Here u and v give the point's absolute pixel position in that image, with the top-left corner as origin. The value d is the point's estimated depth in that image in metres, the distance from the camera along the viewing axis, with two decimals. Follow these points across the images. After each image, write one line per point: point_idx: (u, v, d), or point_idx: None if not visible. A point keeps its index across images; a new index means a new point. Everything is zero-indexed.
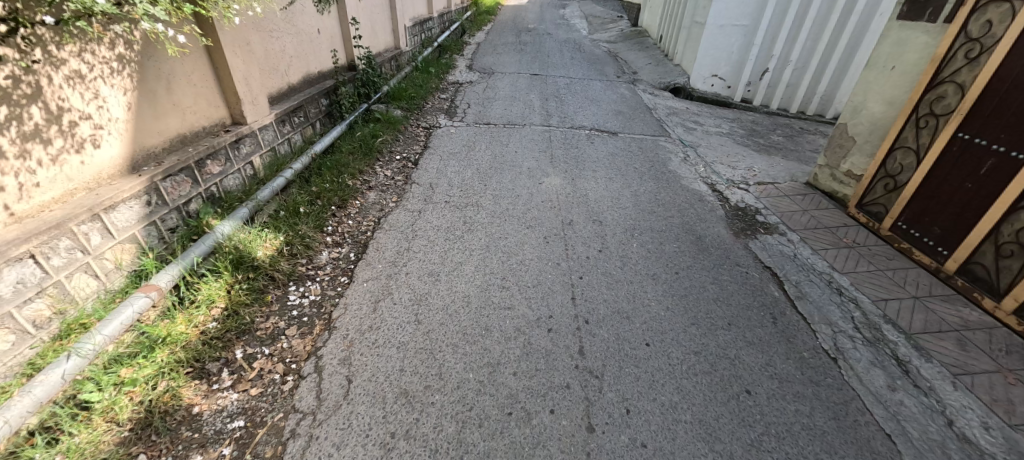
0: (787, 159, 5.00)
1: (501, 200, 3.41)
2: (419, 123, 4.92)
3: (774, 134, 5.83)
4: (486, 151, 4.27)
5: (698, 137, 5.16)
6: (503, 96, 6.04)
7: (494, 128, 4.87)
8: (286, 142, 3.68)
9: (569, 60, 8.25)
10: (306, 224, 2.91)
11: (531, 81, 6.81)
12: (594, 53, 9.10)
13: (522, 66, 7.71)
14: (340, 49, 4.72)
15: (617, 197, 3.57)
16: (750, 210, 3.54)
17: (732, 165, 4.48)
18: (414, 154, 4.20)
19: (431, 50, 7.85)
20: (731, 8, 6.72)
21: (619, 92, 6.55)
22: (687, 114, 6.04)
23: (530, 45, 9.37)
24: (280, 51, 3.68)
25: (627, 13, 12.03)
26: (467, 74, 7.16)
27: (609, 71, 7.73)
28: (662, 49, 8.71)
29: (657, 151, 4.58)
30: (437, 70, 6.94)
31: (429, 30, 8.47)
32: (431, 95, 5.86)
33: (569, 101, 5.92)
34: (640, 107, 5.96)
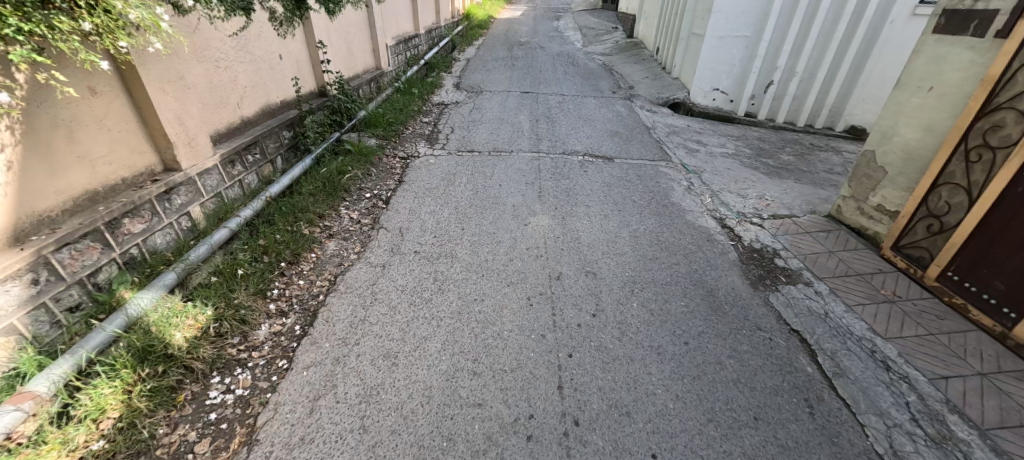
0: (802, 182, 4.54)
1: (480, 248, 2.96)
2: (396, 152, 4.49)
3: (784, 152, 5.39)
4: (466, 185, 3.83)
5: (703, 160, 4.71)
6: (490, 117, 5.61)
7: (477, 156, 4.44)
8: (236, 185, 3.24)
9: (562, 75, 7.86)
10: (244, 290, 2.45)
11: (521, 99, 6.41)
12: (588, 66, 8.72)
13: (512, 83, 7.31)
14: (306, 74, 4.32)
15: (613, 239, 3.12)
16: (767, 252, 3.08)
17: (742, 193, 4.03)
18: (386, 190, 3.76)
19: (416, 69, 7.47)
20: (731, 18, 6.21)
21: (615, 110, 6.14)
22: (689, 132, 5.61)
23: (521, 60, 8.98)
24: (228, 81, 3.26)
25: (622, 23, 11.66)
26: (454, 93, 6.76)
27: (605, 86, 7.32)
28: (659, 61, 8.31)
29: (658, 179, 4.13)
30: (421, 90, 6.54)
31: (415, 47, 8.11)
32: (412, 118, 5.44)
33: (561, 121, 5.50)
34: (638, 127, 5.54)
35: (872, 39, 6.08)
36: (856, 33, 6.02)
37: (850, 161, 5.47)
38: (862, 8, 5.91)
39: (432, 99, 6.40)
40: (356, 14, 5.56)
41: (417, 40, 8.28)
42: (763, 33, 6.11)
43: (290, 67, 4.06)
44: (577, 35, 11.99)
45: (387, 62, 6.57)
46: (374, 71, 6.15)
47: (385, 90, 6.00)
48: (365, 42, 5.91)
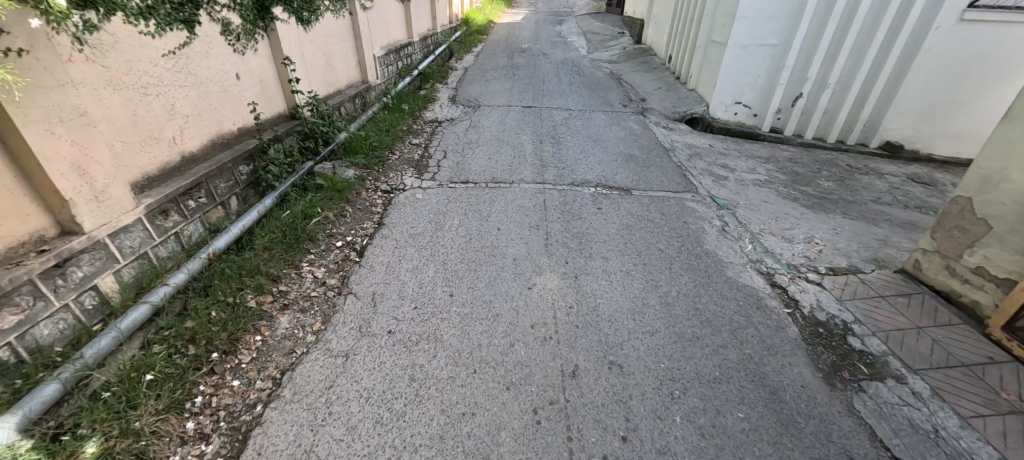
0: (851, 217, 3.89)
1: (471, 324, 2.34)
2: (377, 184, 3.86)
3: (821, 178, 4.75)
4: (458, 228, 3.21)
5: (734, 191, 4.06)
6: (487, 138, 4.99)
7: (472, 187, 3.82)
8: (171, 239, 2.62)
9: (567, 86, 7.23)
10: (152, 404, 1.82)
11: (523, 115, 5.78)
12: (595, 75, 8.09)
13: (513, 95, 6.68)
14: (272, 96, 3.70)
15: (641, 310, 2.47)
16: (836, 327, 2.43)
17: (787, 236, 3.38)
18: (362, 236, 3.14)
19: (408, 80, 6.84)
20: (756, 25, 5.54)
21: (628, 128, 5.50)
22: (712, 154, 4.96)
23: (523, 68, 8.35)
24: (162, 112, 2.65)
25: (629, 29, 11.02)
26: (448, 108, 6.14)
27: (614, 99, 6.68)
28: (672, 70, 7.68)
29: (685, 218, 3.49)
30: (412, 105, 5.92)
31: (408, 56, 7.49)
32: (400, 140, 4.82)
33: (568, 142, 4.88)
34: (655, 148, 4.90)
35: (914, 47, 5.45)
36: (897, 40, 5.39)
37: (896, 186, 4.83)
38: (904, 13, 5.29)
39: (425, 116, 5.78)
40: (337, 22, 4.94)
41: (410, 49, 7.66)
42: (793, 40, 5.44)
43: (249, 88, 3.44)
44: (581, 41, 11.36)
45: (374, 74, 5.94)
46: (359, 86, 5.53)
47: (371, 108, 5.39)
48: (349, 53, 5.29)
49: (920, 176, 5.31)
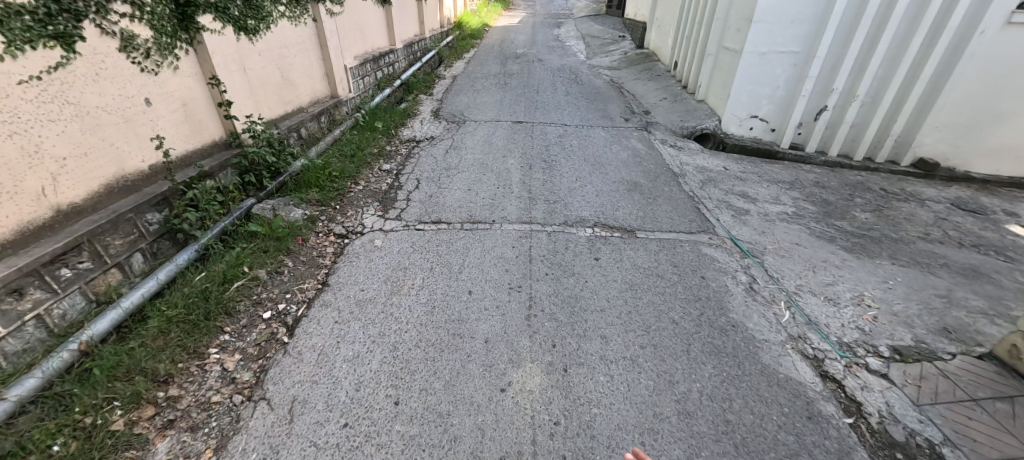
0: (901, 263, 3.23)
1: (418, 455, 1.69)
2: (330, 225, 3.21)
3: (856, 208, 4.09)
4: (420, 290, 2.56)
5: (759, 229, 3.40)
6: (469, 161, 4.34)
7: (444, 229, 3.17)
8: (25, 326, 1.98)
9: (562, 97, 6.58)
10: None
11: (512, 133, 5.14)
12: (594, 83, 7.44)
13: (502, 108, 6.04)
14: (200, 122, 3.07)
15: (652, 426, 1.82)
16: (920, 452, 1.77)
17: (831, 295, 2.72)
18: (298, 303, 2.50)
19: (387, 92, 6.20)
20: (776, 30, 4.86)
21: (630, 147, 4.85)
22: (728, 179, 4.31)
23: (516, 77, 7.70)
24: (20, 156, 2.03)
25: (631, 32, 10.35)
26: (430, 125, 5.49)
27: (615, 112, 6.02)
28: (677, 78, 7.02)
29: (703, 271, 2.84)
30: (387, 122, 5.28)
31: (390, 65, 6.86)
32: (368, 165, 4.17)
33: (562, 167, 4.24)
34: (663, 173, 4.25)
35: (955, 54, 4.80)
36: (936, 48, 4.73)
37: (942, 216, 4.17)
38: (944, 16, 4.64)
39: (401, 134, 5.13)
40: (296, 30, 4.30)
41: (393, 57, 7.02)
42: (820, 47, 4.75)
43: (165, 115, 2.80)
44: (579, 46, 10.70)
45: (345, 88, 5.30)
46: (325, 101, 4.88)
47: (338, 127, 4.74)
48: (313, 65, 4.65)
49: (965, 202, 4.65)
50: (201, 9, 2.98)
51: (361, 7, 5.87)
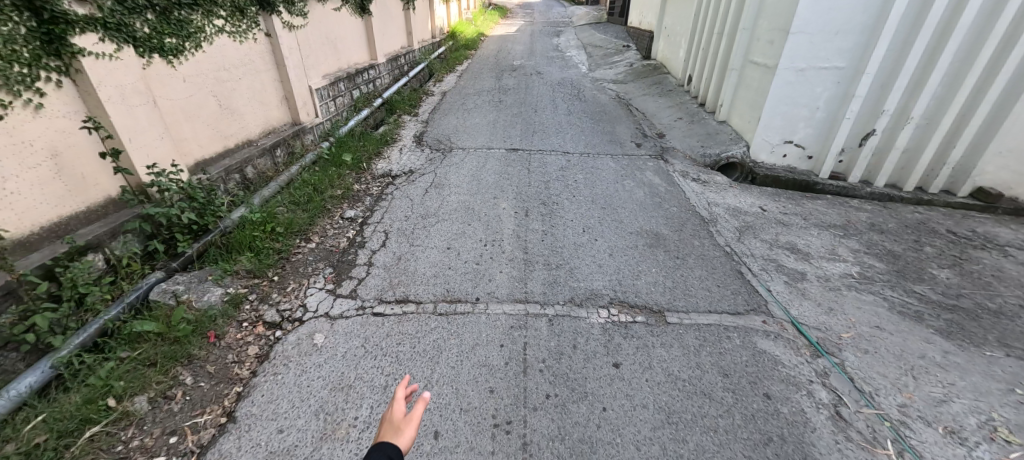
0: (1019, 354, 2.41)
1: None
2: (260, 310, 2.43)
3: (931, 262, 3.29)
4: (363, 432, 1.77)
5: (825, 304, 2.60)
6: (451, 205, 3.56)
7: (410, 315, 2.39)
8: None
9: (564, 117, 5.81)
10: None
11: (505, 164, 4.35)
12: (598, 100, 6.68)
13: (495, 132, 5.27)
14: (82, 178, 2.31)
15: None
16: None
17: (950, 425, 1.91)
18: (184, 456, 1.70)
19: (363, 115, 5.43)
20: (819, 43, 4.07)
21: (646, 181, 4.06)
22: (769, 224, 3.52)
23: (512, 93, 6.93)
24: None
25: (636, 42, 9.59)
26: (410, 153, 4.70)
27: (625, 135, 5.25)
28: (692, 93, 6.25)
29: (764, 382, 2.04)
30: (358, 151, 4.49)
31: (370, 82, 6.09)
32: (326, 213, 3.38)
33: (565, 212, 3.46)
34: (689, 218, 3.47)
35: None
36: (1006, 64, 3.96)
37: None
38: (1018, 28, 3.85)
39: (375, 166, 4.34)
40: (240, 48, 3.54)
41: (374, 72, 6.26)
42: (870, 62, 3.96)
43: (20, 174, 2.05)
44: (581, 56, 9.95)
45: (311, 112, 4.52)
46: (282, 131, 4.10)
47: (296, 161, 3.96)
48: (265, 88, 3.87)
49: None
50: (79, 27, 2.22)
51: (332, 18, 5.11)
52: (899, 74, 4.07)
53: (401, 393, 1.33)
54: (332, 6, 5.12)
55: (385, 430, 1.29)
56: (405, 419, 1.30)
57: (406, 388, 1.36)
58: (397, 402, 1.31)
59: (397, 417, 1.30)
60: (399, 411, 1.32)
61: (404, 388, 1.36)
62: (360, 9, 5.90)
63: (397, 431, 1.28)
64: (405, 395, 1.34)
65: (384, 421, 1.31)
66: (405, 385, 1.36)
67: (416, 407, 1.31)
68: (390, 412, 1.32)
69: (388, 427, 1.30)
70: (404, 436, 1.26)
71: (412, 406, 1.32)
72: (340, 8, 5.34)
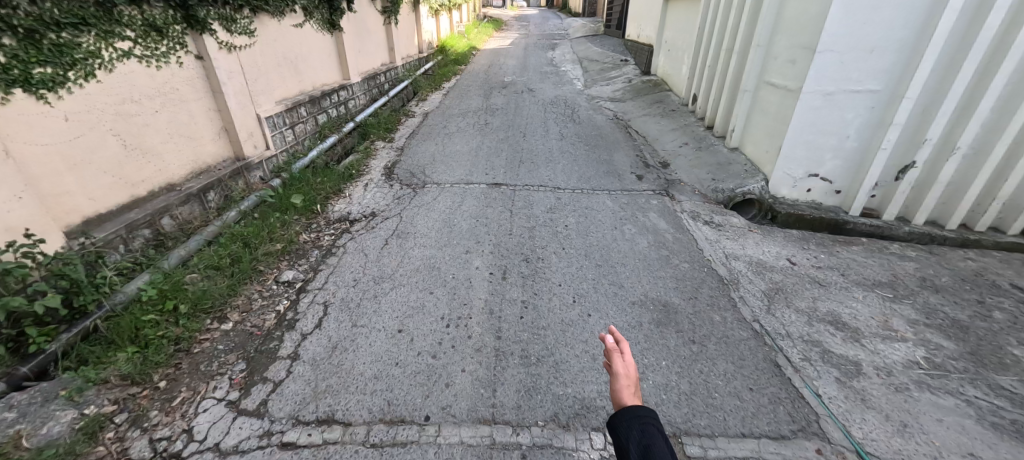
0: None
1: None
2: (127, 439, 1.79)
3: (1009, 336, 2.63)
4: None
5: (895, 417, 1.95)
6: (414, 264, 2.91)
7: (331, 450, 1.73)
8: None
9: (555, 142, 5.19)
10: None
11: (485, 203, 3.71)
12: (594, 121, 6.07)
13: (476, 161, 4.65)
14: None
15: None
16: None
17: None
18: None
19: (328, 143, 4.80)
20: (850, 63, 3.44)
21: (650, 226, 3.42)
22: (802, 285, 2.88)
23: (499, 114, 6.33)
24: None
25: (635, 57, 9.02)
26: (376, 189, 4.06)
27: (624, 165, 4.62)
28: (697, 114, 5.63)
29: None
30: (313, 188, 3.85)
31: (340, 104, 5.49)
32: (254, 277, 2.73)
33: (553, 273, 2.81)
34: (704, 278, 2.82)
35: None
36: None
37: None
38: None
39: (331, 206, 3.70)
40: (157, 75, 2.92)
41: (346, 94, 5.65)
42: (912, 85, 3.33)
43: None
44: (577, 72, 9.37)
45: (260, 143, 3.89)
46: (218, 169, 3.47)
47: (232, 206, 3.32)
48: (194, 120, 3.25)
49: None
50: None
51: (291, 35, 4.51)
52: (944, 99, 3.44)
53: (615, 347, 1.37)
54: (292, 23, 4.54)
55: (614, 386, 1.29)
56: (623, 372, 1.33)
57: (615, 339, 1.40)
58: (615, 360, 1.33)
59: (619, 371, 1.32)
60: (618, 365, 1.34)
61: (614, 342, 1.39)
62: (329, 25, 5.32)
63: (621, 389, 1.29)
64: (617, 347, 1.38)
65: (617, 383, 1.30)
66: (613, 337, 1.40)
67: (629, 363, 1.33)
68: (617, 373, 1.31)
69: (615, 381, 1.30)
70: (631, 391, 1.28)
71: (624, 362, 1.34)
72: (303, 25, 4.76)
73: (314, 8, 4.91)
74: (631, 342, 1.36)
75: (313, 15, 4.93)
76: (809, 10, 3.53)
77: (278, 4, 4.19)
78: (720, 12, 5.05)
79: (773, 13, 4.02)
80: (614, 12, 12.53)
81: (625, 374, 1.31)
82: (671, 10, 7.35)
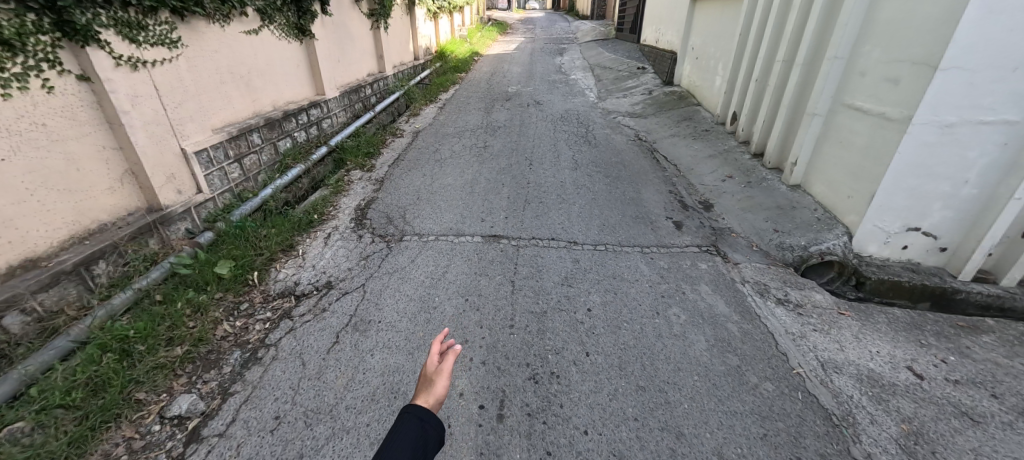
0: None
1: None
2: None
3: None
4: None
5: None
6: (368, 385, 1.98)
7: None
8: None
9: (568, 173, 4.27)
10: None
11: (478, 269, 2.78)
12: (613, 144, 5.13)
13: (470, 200, 3.73)
14: None
15: None
16: None
17: None
18: None
19: (288, 176, 3.89)
20: (985, 85, 2.45)
21: (705, 309, 2.48)
22: (947, 423, 1.92)
23: (501, 134, 5.41)
24: None
25: (654, 65, 8.06)
26: (338, 243, 3.13)
27: (656, 206, 3.67)
28: (739, 138, 4.66)
29: None
30: (252, 245, 2.92)
31: (311, 125, 4.59)
32: (124, 414, 1.82)
33: (574, 407, 1.87)
34: (802, 416, 1.87)
35: None
36: None
37: None
38: None
39: (274, 273, 2.78)
40: (5, 107, 2.05)
41: (318, 112, 4.74)
42: None
43: None
44: (588, 81, 8.42)
45: (186, 186, 2.99)
46: (116, 228, 2.57)
47: (129, 283, 2.41)
48: (76, 166, 2.37)
49: None
50: None
51: (241, 45, 3.62)
52: None
53: (435, 347, 1.34)
54: (243, 29, 3.64)
55: (418, 387, 1.27)
56: (437, 370, 1.30)
57: (440, 344, 1.36)
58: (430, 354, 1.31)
59: (430, 368, 1.30)
60: (433, 363, 1.31)
61: (439, 343, 1.36)
62: (298, 31, 4.43)
63: (428, 386, 1.27)
64: (439, 350, 1.34)
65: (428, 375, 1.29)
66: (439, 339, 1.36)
67: (448, 360, 1.30)
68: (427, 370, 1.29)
69: (422, 382, 1.28)
70: (438, 387, 1.25)
71: (444, 359, 1.31)
72: (260, 32, 3.87)
73: (274, 12, 4.03)
74: (453, 348, 1.29)
75: (274, 19, 4.04)
76: (921, 12, 2.58)
77: (218, 6, 3.29)
78: (772, 15, 4.12)
79: (858, 17, 3.07)
80: (628, 15, 11.58)
81: (439, 373, 1.27)
82: (699, 13, 6.41)
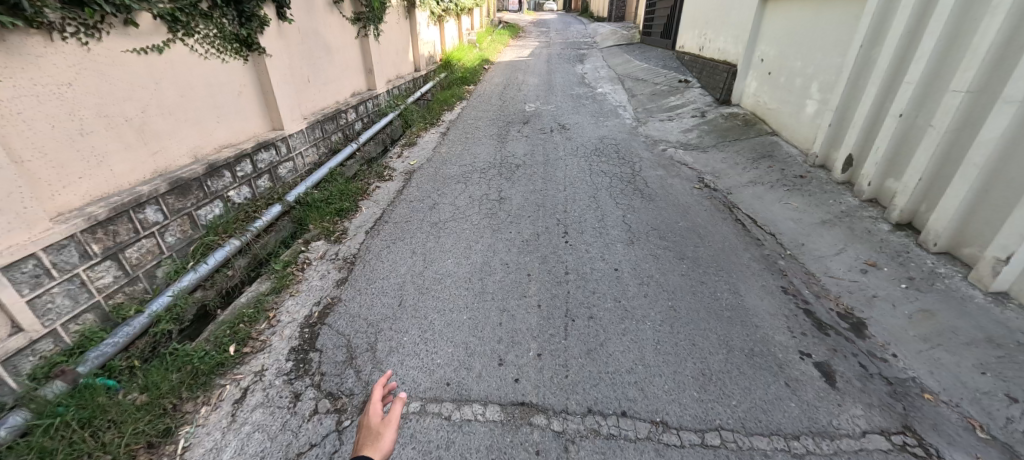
0: None
1: None
2: None
3: None
4: None
5: None
6: None
7: None
8: None
9: (621, 251, 2.92)
10: None
11: None
12: (675, 195, 3.77)
13: (479, 308, 2.40)
14: None
15: None
16: None
17: None
18: None
19: (205, 266, 2.57)
20: None
21: None
22: None
23: (519, 177, 4.08)
24: None
25: (701, 77, 6.65)
26: (252, 420, 1.82)
27: (777, 326, 2.31)
28: (860, 194, 3.29)
29: None
30: (87, 445, 1.61)
31: (259, 175, 3.28)
32: None
33: None
34: None
35: None
36: None
37: None
38: None
39: None
40: None
41: (271, 155, 3.43)
42: None
43: None
44: (620, 96, 7.03)
45: None
46: None
47: None
48: None
49: None
50: None
51: (124, 71, 2.30)
52: None
53: (377, 394, 1.36)
54: (131, 46, 2.34)
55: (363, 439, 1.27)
56: (383, 421, 1.32)
57: (384, 388, 1.38)
58: (374, 404, 1.33)
59: (374, 419, 1.31)
60: (377, 414, 1.33)
61: (380, 388, 1.38)
62: (240, 43, 3.12)
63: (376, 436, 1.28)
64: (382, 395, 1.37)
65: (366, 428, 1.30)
66: (381, 384, 1.38)
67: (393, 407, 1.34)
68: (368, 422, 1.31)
69: (368, 434, 1.28)
70: (384, 440, 1.25)
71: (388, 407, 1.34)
72: (167, 48, 2.56)
73: (194, 18, 2.72)
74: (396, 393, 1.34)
75: (194, 29, 2.73)
76: None
77: (68, 11, 1.99)
78: (937, 20, 2.72)
79: None
80: (657, 17, 10.16)
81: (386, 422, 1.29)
82: (771, 15, 4.99)
